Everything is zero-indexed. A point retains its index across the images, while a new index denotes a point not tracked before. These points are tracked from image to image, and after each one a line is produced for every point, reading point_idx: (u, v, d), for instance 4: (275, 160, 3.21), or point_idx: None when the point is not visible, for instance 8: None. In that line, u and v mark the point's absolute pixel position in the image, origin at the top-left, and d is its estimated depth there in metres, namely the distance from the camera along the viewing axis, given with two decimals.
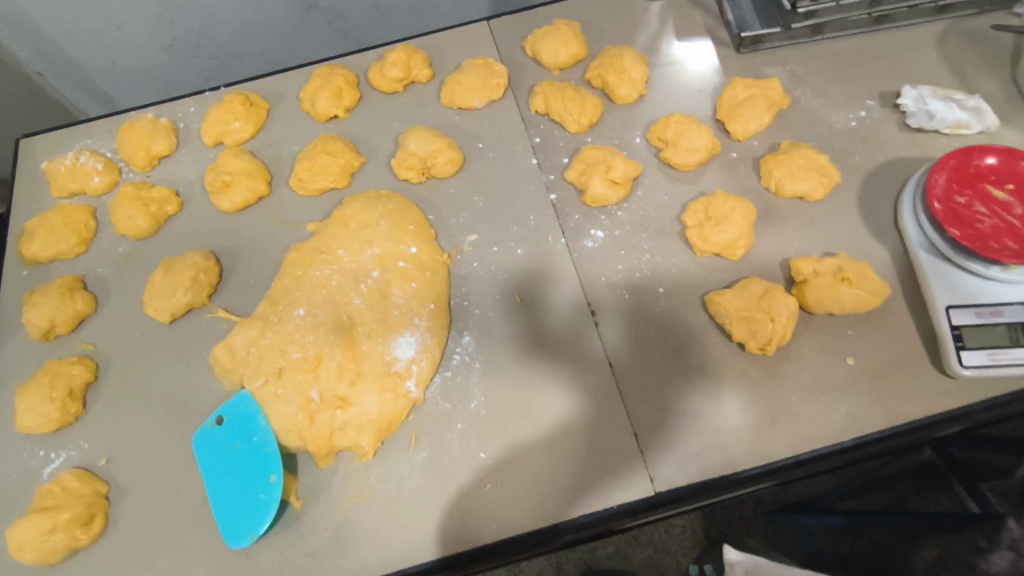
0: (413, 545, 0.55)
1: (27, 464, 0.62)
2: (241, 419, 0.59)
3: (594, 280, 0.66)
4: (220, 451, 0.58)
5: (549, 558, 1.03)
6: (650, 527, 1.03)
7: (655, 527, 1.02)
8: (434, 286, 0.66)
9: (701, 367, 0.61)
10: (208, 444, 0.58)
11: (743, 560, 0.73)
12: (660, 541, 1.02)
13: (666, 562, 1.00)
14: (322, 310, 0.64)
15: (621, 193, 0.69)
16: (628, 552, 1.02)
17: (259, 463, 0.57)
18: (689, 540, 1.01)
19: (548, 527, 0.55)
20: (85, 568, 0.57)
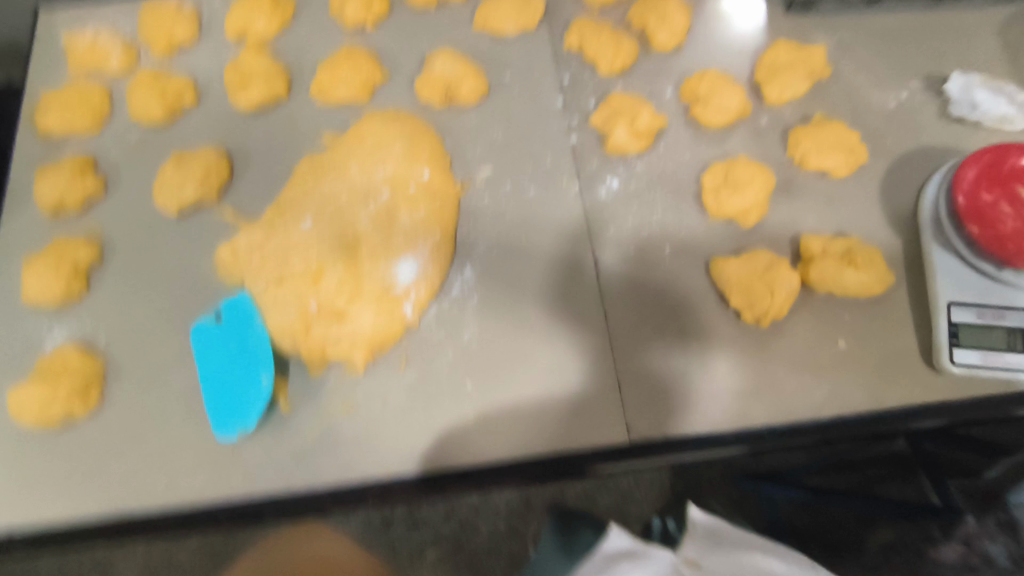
0: (393, 459, 0.58)
1: (29, 334, 0.64)
2: (241, 318, 0.60)
3: (602, 231, 0.66)
4: (217, 345, 0.60)
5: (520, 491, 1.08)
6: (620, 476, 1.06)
7: (625, 478, 1.05)
8: (443, 215, 0.65)
9: (693, 329, 0.62)
10: (207, 336, 0.60)
11: (705, 521, 0.74)
12: (628, 489, 1.05)
13: (630, 510, 1.05)
14: (329, 225, 0.64)
15: (642, 145, 0.69)
16: (595, 495, 1.06)
17: (254, 362, 0.59)
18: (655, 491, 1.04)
19: (522, 462, 0.58)
20: (80, 437, 0.60)
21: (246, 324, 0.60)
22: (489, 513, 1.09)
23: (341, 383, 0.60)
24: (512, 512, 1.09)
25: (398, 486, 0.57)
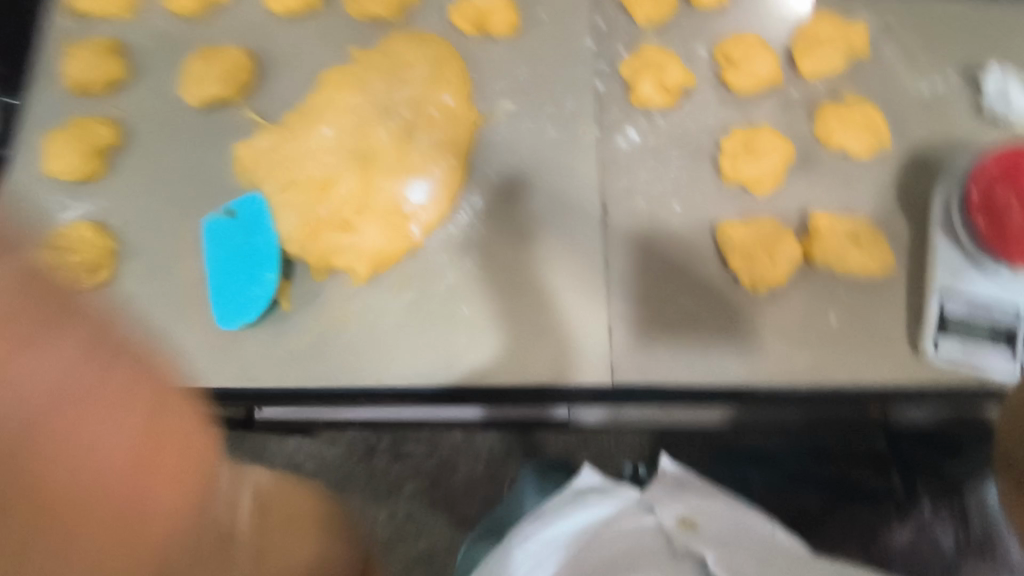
0: (386, 369, 0.61)
1: (45, 206, 0.65)
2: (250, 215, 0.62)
3: (614, 180, 0.67)
4: (226, 240, 0.62)
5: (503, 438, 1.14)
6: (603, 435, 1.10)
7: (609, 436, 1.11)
8: (460, 141, 0.66)
9: (687, 286, 0.63)
10: (218, 231, 0.62)
11: (673, 471, 0.74)
12: (607, 448, 1.09)
13: (607, 467, 1.08)
14: (348, 136, 0.65)
15: (667, 100, 0.69)
16: (575, 450, 1.10)
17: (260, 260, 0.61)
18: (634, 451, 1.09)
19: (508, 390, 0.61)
20: None
21: (255, 222, 0.62)
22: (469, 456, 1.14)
23: (342, 292, 0.62)
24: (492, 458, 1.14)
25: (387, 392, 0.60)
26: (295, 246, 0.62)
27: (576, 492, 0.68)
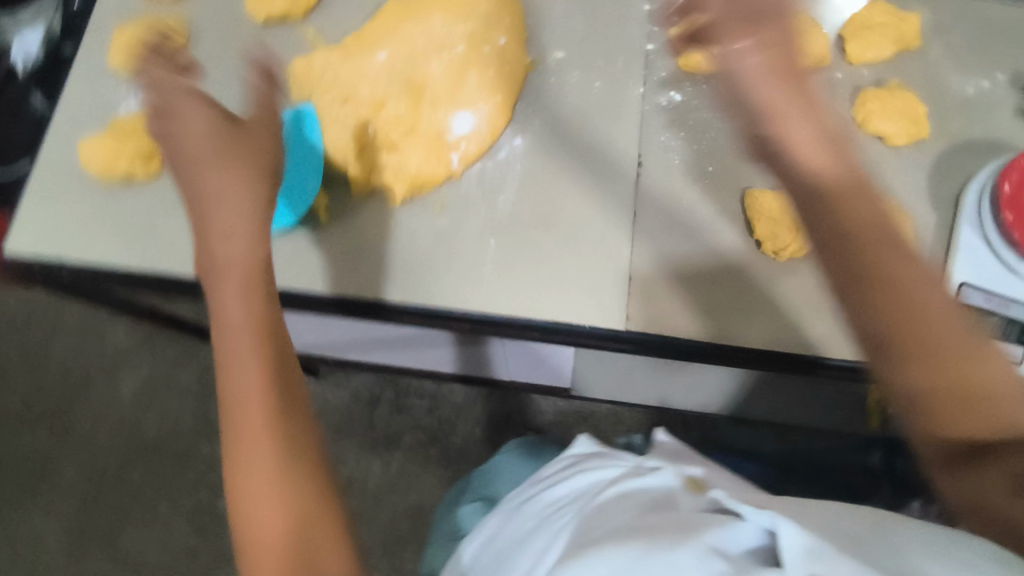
0: (410, 289, 0.62)
1: (107, 95, 0.68)
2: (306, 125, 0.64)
3: (652, 137, 0.69)
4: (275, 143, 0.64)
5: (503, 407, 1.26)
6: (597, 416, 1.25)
7: (601, 409, 1.25)
8: (509, 81, 0.68)
9: (711, 247, 0.65)
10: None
11: (667, 443, 0.77)
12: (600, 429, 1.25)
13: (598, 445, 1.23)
14: (402, 63, 0.67)
15: (715, 67, 0.70)
16: (571, 427, 1.25)
17: (306, 168, 0.64)
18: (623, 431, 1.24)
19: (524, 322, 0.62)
20: (133, 194, 0.65)
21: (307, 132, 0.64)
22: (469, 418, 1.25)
23: (377, 210, 0.64)
24: (490, 421, 1.25)
25: (406, 310, 0.62)
26: (340, 160, 0.65)
27: (581, 459, 0.69)
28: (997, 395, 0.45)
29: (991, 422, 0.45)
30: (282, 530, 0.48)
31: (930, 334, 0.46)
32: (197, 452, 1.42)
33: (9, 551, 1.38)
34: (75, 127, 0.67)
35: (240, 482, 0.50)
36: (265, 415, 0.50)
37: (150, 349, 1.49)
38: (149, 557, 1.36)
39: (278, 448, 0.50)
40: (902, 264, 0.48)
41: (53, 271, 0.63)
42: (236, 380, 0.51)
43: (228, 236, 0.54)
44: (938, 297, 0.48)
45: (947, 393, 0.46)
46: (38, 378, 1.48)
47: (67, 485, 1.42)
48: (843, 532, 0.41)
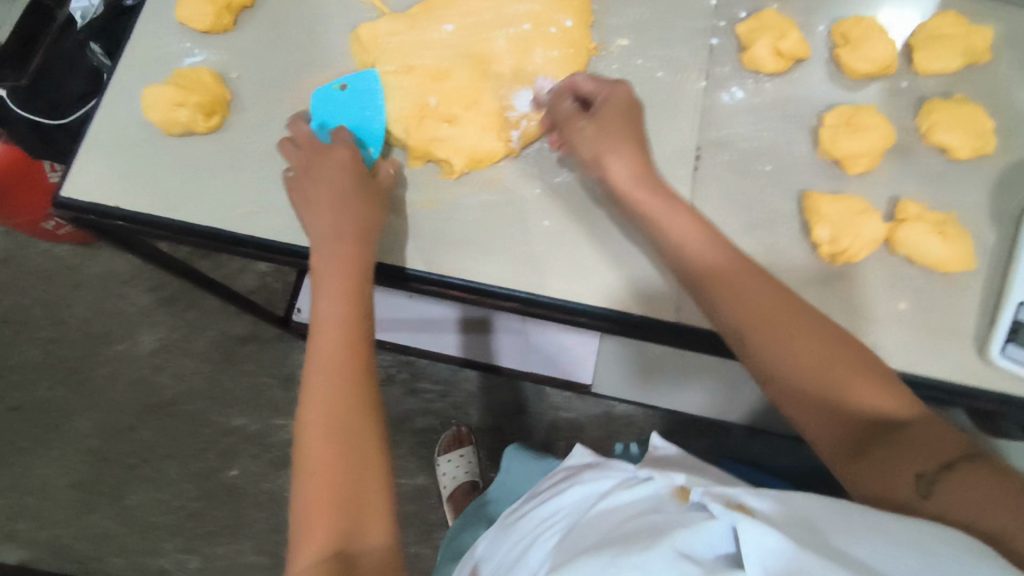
0: (459, 263, 0.62)
1: (170, 47, 0.69)
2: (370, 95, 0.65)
3: (712, 131, 0.68)
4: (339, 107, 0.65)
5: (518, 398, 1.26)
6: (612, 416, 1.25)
7: (616, 409, 1.25)
8: (574, 63, 0.67)
9: (764, 246, 0.65)
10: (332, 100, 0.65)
11: (663, 448, 0.79)
12: (615, 430, 1.24)
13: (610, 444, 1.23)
14: (468, 37, 0.66)
15: (779, 66, 0.69)
16: (584, 426, 1.25)
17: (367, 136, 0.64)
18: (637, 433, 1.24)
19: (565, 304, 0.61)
20: (195, 149, 0.66)
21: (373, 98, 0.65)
22: (483, 406, 1.26)
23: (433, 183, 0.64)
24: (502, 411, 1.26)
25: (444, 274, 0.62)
26: (400, 128, 0.64)
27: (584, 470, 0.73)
28: (865, 391, 0.50)
29: (867, 414, 0.50)
30: (332, 508, 0.50)
31: (786, 341, 0.52)
32: (209, 417, 1.43)
33: (18, 500, 1.41)
34: (139, 77, 0.68)
35: (306, 456, 0.53)
36: (341, 405, 0.54)
37: (168, 312, 1.49)
38: (155, 516, 1.39)
39: (346, 435, 0.53)
40: (753, 284, 0.55)
41: (106, 219, 0.64)
42: (324, 364, 0.55)
43: (338, 244, 0.58)
44: (794, 311, 0.53)
45: (817, 390, 0.51)
46: (56, 332, 1.49)
47: (79, 440, 1.43)
48: (803, 518, 0.42)
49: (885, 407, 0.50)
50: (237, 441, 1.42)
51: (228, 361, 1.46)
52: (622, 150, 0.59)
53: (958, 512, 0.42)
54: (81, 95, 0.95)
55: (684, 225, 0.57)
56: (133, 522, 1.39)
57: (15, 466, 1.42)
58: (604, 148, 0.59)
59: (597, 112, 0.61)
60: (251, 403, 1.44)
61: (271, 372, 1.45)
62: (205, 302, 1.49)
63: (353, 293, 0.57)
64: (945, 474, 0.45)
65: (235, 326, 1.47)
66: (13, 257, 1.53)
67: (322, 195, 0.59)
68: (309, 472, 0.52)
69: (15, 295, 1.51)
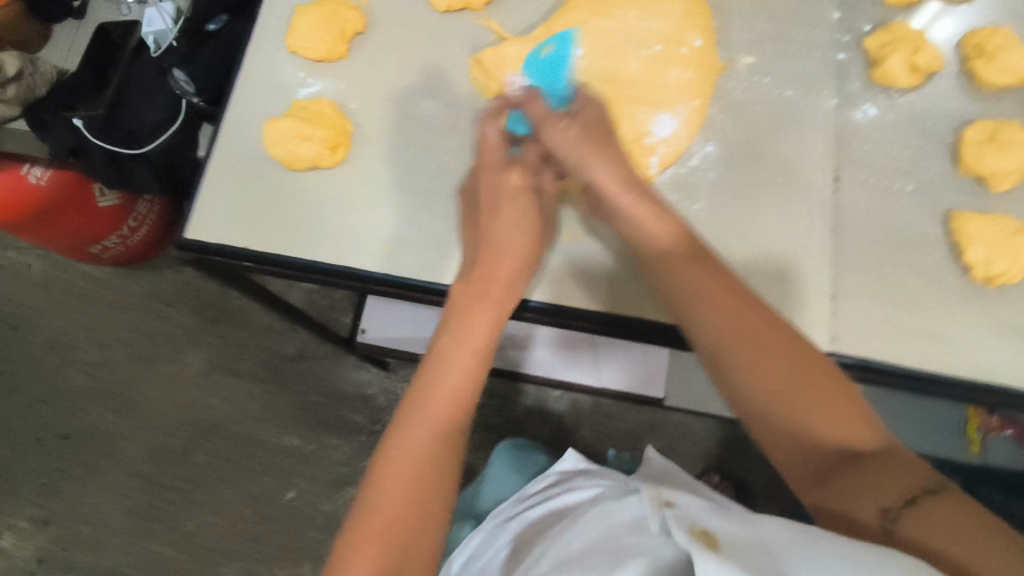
0: (600, 296, 0.63)
1: (285, 78, 0.67)
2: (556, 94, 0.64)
3: (847, 150, 0.66)
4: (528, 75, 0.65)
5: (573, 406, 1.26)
6: (671, 426, 1.25)
7: (673, 419, 1.25)
8: (707, 84, 0.66)
9: (912, 268, 0.63)
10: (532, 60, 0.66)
11: (658, 461, 0.92)
12: (673, 439, 1.24)
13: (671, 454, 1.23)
14: (600, 59, 0.66)
15: (913, 81, 0.67)
16: (642, 435, 1.25)
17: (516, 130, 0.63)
18: (698, 444, 1.24)
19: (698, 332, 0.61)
20: (321, 185, 0.64)
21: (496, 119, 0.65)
22: (542, 421, 1.25)
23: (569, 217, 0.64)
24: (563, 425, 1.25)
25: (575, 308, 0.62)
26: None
27: (578, 486, 0.80)
28: (834, 417, 0.44)
29: (832, 440, 0.44)
30: (395, 544, 0.47)
31: (752, 354, 0.47)
32: (263, 438, 1.33)
33: (71, 529, 1.29)
34: (256, 111, 0.66)
35: (381, 481, 0.49)
36: (437, 447, 0.51)
37: (217, 332, 1.39)
38: (213, 541, 1.28)
39: (432, 473, 0.50)
40: (719, 291, 0.50)
41: (232, 261, 0.62)
42: (440, 398, 0.52)
43: (494, 288, 0.55)
44: (766, 323, 0.48)
45: (780, 410, 0.45)
46: (102, 356, 1.37)
47: (131, 466, 1.32)
48: (762, 540, 0.41)
49: (854, 436, 0.44)
50: (293, 461, 1.32)
51: (279, 380, 1.36)
52: (605, 150, 0.57)
53: (926, 546, 0.36)
54: (158, 122, 0.92)
55: (654, 220, 0.54)
56: (190, 547, 1.28)
57: (67, 495, 1.30)
58: (586, 149, 0.57)
59: (580, 117, 0.59)
60: (304, 422, 1.34)
61: (323, 391, 1.35)
62: (255, 320, 1.39)
63: (492, 335, 0.54)
64: (909, 506, 0.38)
65: (285, 344, 1.37)
66: (53, 282, 1.41)
67: (502, 245, 0.56)
68: (380, 502, 0.49)
69: (50, 322, 1.39)
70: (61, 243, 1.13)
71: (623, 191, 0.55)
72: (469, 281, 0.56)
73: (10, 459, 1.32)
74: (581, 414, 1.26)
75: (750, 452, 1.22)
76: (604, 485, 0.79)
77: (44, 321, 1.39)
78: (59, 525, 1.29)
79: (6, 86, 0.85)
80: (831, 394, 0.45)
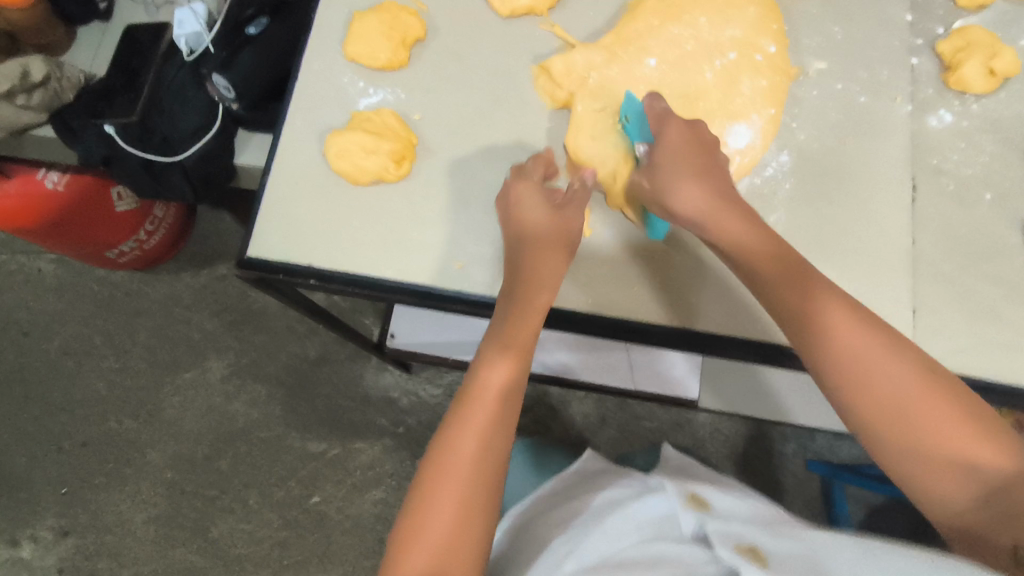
0: (677, 310, 0.61)
1: (345, 88, 0.66)
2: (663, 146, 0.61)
3: (924, 157, 0.65)
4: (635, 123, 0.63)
5: (597, 410, 1.22)
6: (697, 424, 1.21)
7: (699, 418, 1.21)
8: (781, 92, 0.65)
9: (994, 278, 0.62)
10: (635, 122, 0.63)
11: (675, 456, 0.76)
12: (701, 438, 1.20)
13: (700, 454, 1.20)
14: (671, 71, 0.65)
15: (988, 87, 0.66)
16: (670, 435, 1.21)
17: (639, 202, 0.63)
18: (728, 445, 1.20)
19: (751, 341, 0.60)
20: (384, 198, 0.62)
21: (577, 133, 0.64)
22: (566, 427, 1.21)
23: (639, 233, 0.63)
24: (587, 426, 1.22)
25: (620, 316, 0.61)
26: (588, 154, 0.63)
27: (594, 475, 0.72)
28: (967, 444, 0.45)
29: (967, 470, 0.45)
30: (448, 546, 0.46)
31: (877, 382, 0.47)
32: (287, 443, 1.23)
33: (94, 538, 1.19)
34: (317, 121, 0.65)
35: (431, 481, 0.48)
36: (482, 456, 0.48)
37: (238, 336, 1.28)
38: (240, 548, 1.19)
39: (479, 483, 0.48)
40: (840, 327, 0.49)
41: (296, 278, 0.60)
42: (484, 396, 0.50)
43: (530, 289, 0.54)
44: (889, 349, 0.48)
45: (910, 436, 0.46)
46: (121, 362, 1.27)
47: (154, 474, 1.22)
48: (812, 555, 0.43)
49: (991, 463, 0.44)
50: (318, 466, 1.22)
51: (301, 385, 1.25)
52: (690, 179, 0.55)
53: None
54: (192, 130, 0.87)
55: (751, 239, 0.54)
56: (217, 555, 1.18)
57: (90, 503, 1.21)
58: (677, 183, 0.55)
59: (651, 162, 0.58)
60: (328, 426, 1.24)
61: (348, 394, 1.25)
62: (272, 323, 1.28)
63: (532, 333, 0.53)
64: None
65: (306, 346, 1.27)
66: (69, 287, 1.29)
67: (536, 251, 0.55)
68: (432, 505, 0.47)
69: (55, 332, 1.28)
70: (73, 250, 1.09)
71: (718, 215, 0.55)
72: (511, 281, 0.54)
73: (29, 469, 1.22)
74: (606, 414, 1.22)
75: (788, 454, 1.20)
76: (620, 481, 0.68)
77: (58, 327, 1.28)
78: (79, 534, 1.19)
79: (33, 90, 0.80)
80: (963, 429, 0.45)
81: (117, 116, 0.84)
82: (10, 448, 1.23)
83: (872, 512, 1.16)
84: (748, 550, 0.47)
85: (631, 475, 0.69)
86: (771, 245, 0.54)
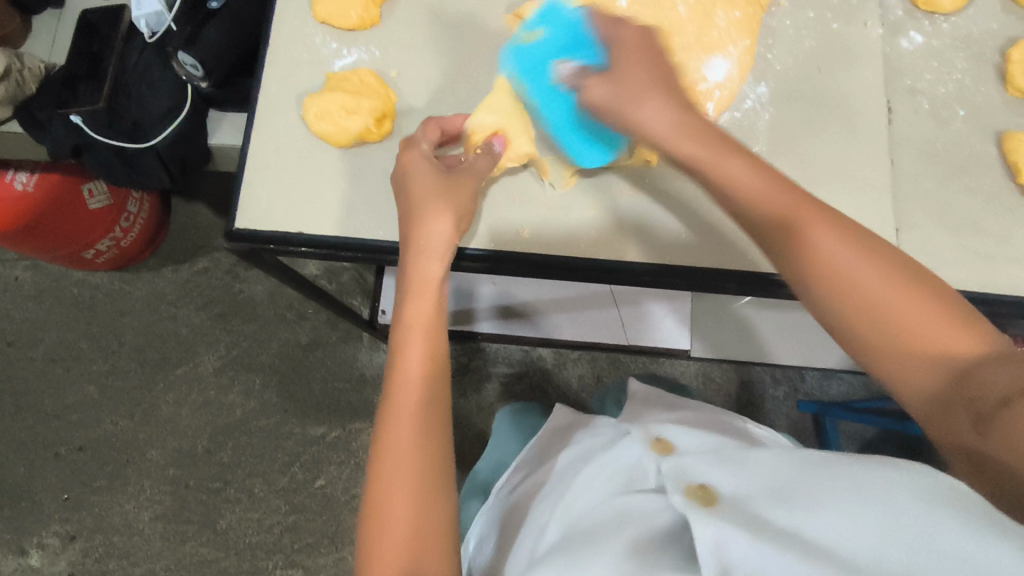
0: (668, 246, 0.63)
1: (320, 51, 0.65)
2: (586, 52, 0.56)
3: (898, 78, 0.66)
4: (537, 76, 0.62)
5: (590, 368, 1.23)
6: (691, 376, 1.23)
7: (690, 368, 1.23)
8: (755, 23, 0.65)
9: (973, 190, 0.63)
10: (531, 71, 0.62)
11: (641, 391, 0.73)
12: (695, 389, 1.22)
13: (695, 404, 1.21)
14: (644, 11, 0.65)
15: (956, 4, 0.67)
16: None
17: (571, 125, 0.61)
18: (723, 396, 1.22)
19: (731, 270, 0.62)
20: (368, 158, 0.62)
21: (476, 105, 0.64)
22: (561, 389, 1.22)
23: (610, 176, 0.64)
24: (583, 387, 1.22)
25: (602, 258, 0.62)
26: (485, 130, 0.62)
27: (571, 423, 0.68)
28: (907, 305, 0.42)
29: (912, 336, 0.41)
30: (407, 539, 0.44)
31: (778, 210, 0.46)
32: (288, 429, 1.23)
33: (102, 539, 1.19)
34: (293, 86, 0.64)
35: (377, 479, 0.46)
36: (415, 440, 0.46)
37: (226, 326, 1.27)
38: (250, 536, 1.19)
39: (420, 467, 0.46)
40: (760, 184, 0.47)
41: (287, 246, 0.60)
42: (405, 385, 0.47)
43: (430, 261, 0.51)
44: (841, 230, 0.45)
45: (855, 309, 0.43)
46: (110, 364, 1.25)
47: (157, 471, 1.21)
48: (777, 483, 0.42)
49: (935, 335, 0.41)
50: (321, 449, 1.22)
51: (296, 371, 1.25)
52: (663, 104, 0.50)
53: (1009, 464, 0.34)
54: (162, 112, 0.85)
55: (757, 186, 0.47)
56: (229, 546, 1.19)
57: (94, 507, 1.20)
58: (637, 105, 0.50)
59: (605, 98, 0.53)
60: (327, 409, 1.24)
61: (344, 376, 1.25)
62: (261, 311, 1.27)
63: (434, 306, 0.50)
64: (1005, 409, 0.35)
65: (297, 332, 1.26)
66: (48, 293, 1.27)
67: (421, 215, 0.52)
68: (384, 508, 0.45)
69: (38, 338, 1.26)
70: (50, 252, 1.06)
71: (717, 160, 0.48)
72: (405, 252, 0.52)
73: (29, 478, 1.21)
74: (601, 372, 1.23)
75: (781, 393, 1.23)
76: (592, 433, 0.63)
77: (41, 334, 1.26)
78: (87, 538, 1.19)
79: None
80: (904, 289, 0.43)
81: (83, 104, 0.81)
82: (7, 458, 1.22)
83: (867, 445, 1.18)
84: (697, 490, 0.45)
85: (604, 427, 0.62)
86: (721, 147, 0.48)
